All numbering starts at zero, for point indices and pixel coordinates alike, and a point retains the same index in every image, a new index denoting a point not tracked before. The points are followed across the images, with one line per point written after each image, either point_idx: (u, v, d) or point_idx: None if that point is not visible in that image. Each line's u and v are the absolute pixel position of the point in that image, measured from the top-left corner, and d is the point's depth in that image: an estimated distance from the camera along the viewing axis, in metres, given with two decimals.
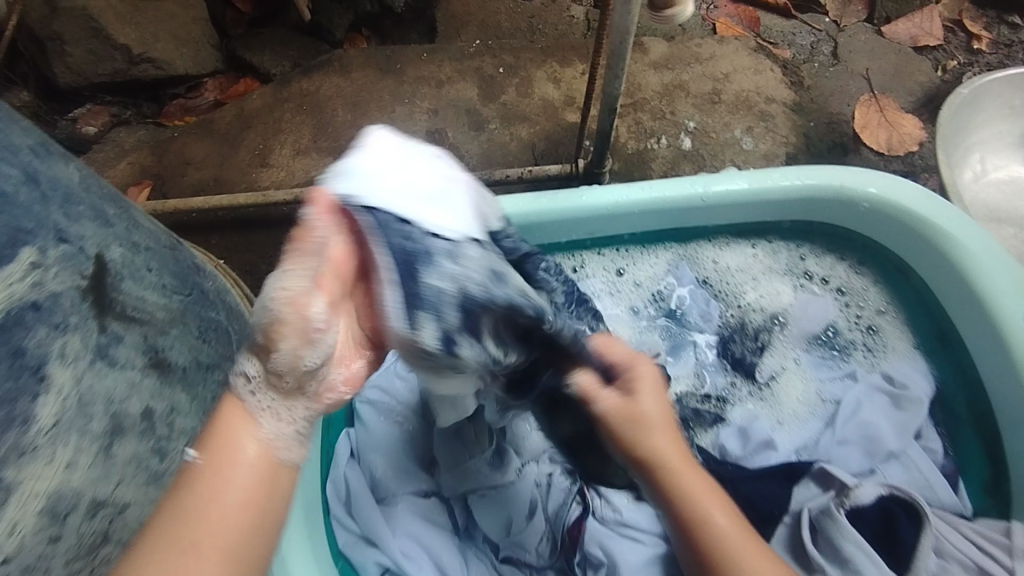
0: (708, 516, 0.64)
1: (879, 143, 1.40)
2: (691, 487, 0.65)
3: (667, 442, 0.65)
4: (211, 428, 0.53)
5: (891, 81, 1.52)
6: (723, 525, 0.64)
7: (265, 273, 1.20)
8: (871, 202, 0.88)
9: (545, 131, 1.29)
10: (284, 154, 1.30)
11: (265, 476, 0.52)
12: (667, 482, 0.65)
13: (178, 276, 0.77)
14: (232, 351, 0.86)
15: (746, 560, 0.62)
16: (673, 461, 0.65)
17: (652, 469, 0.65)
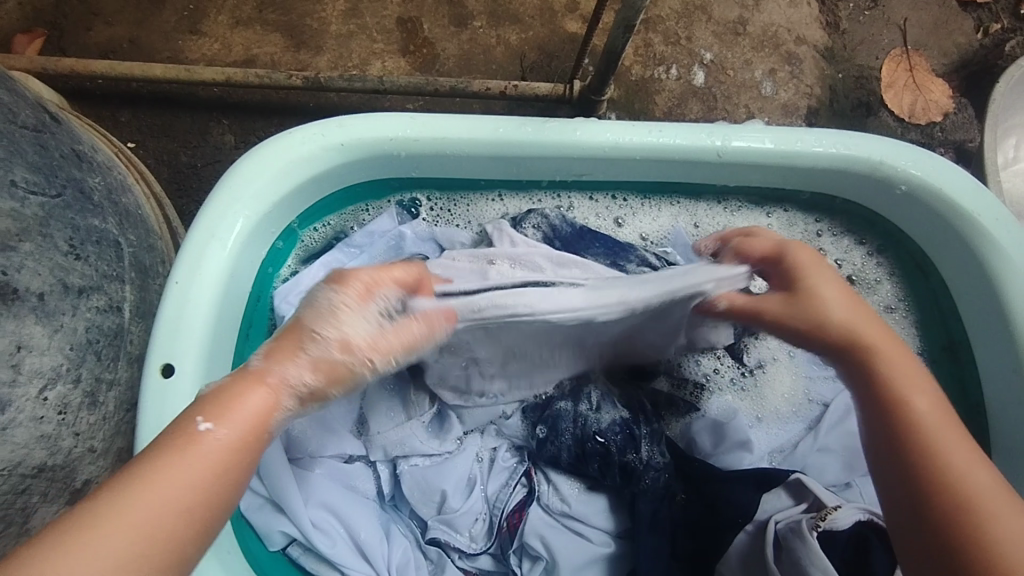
0: (935, 442, 0.51)
1: (902, 105, 1.17)
2: (908, 390, 0.54)
3: (857, 327, 0.57)
4: (218, 400, 0.48)
5: (928, 35, 1.23)
6: (965, 458, 0.51)
7: (185, 167, 1.00)
8: (910, 185, 0.74)
9: (538, 39, 1.08)
10: (219, 23, 1.07)
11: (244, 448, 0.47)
12: (869, 384, 0.56)
13: (39, 169, 0.58)
14: (123, 269, 0.69)
15: (947, 456, 0.51)
16: (869, 330, 0.57)
17: (865, 360, 0.56)
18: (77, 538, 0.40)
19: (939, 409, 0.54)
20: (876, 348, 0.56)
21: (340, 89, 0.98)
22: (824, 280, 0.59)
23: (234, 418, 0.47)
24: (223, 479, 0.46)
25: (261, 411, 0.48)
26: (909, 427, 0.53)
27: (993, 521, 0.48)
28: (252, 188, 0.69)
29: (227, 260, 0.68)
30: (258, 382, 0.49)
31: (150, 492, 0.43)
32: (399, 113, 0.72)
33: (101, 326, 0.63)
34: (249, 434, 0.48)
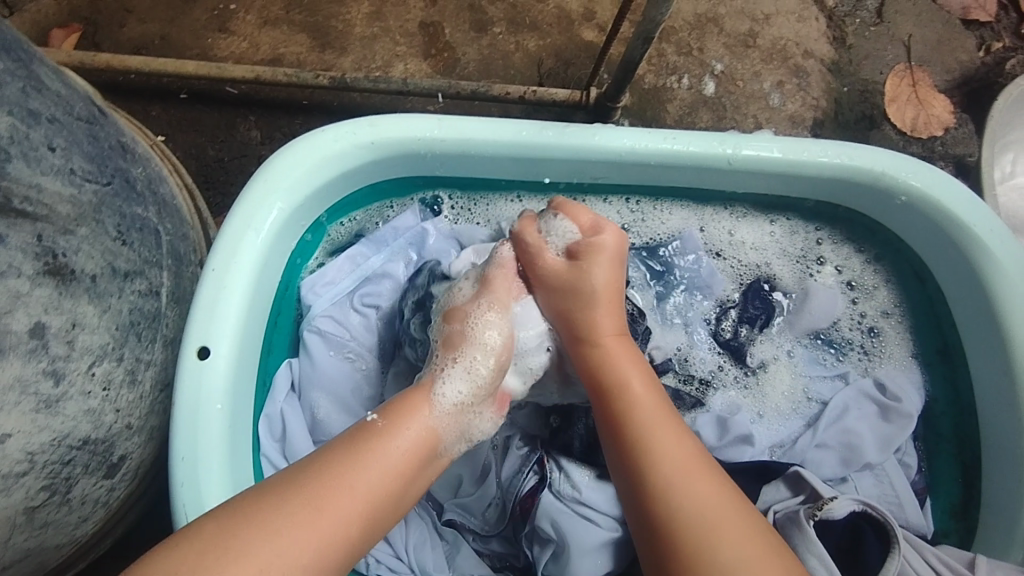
0: (660, 455, 0.60)
1: (904, 119, 1.21)
2: (646, 416, 0.63)
3: (648, 388, 0.65)
4: (394, 415, 0.60)
5: (931, 52, 1.27)
6: (695, 475, 0.59)
7: (212, 160, 1.04)
8: (909, 197, 0.78)
9: (555, 46, 1.12)
10: (248, 22, 1.11)
11: (415, 461, 0.59)
12: (614, 387, 0.65)
13: (92, 159, 0.62)
14: (161, 256, 0.72)
15: (687, 496, 0.58)
16: (636, 379, 0.65)
17: (589, 347, 0.67)
18: (274, 530, 0.51)
19: (679, 437, 0.62)
20: (631, 395, 0.64)
21: (365, 90, 1.02)
22: (606, 284, 0.69)
23: (398, 450, 0.58)
24: (385, 505, 0.56)
25: (422, 441, 0.60)
26: (646, 445, 0.61)
27: (708, 530, 0.56)
28: (286, 182, 0.73)
29: (260, 250, 0.72)
30: (425, 409, 0.61)
31: (330, 509, 0.53)
32: (427, 114, 0.76)
33: (142, 308, 0.67)
34: (408, 463, 0.58)
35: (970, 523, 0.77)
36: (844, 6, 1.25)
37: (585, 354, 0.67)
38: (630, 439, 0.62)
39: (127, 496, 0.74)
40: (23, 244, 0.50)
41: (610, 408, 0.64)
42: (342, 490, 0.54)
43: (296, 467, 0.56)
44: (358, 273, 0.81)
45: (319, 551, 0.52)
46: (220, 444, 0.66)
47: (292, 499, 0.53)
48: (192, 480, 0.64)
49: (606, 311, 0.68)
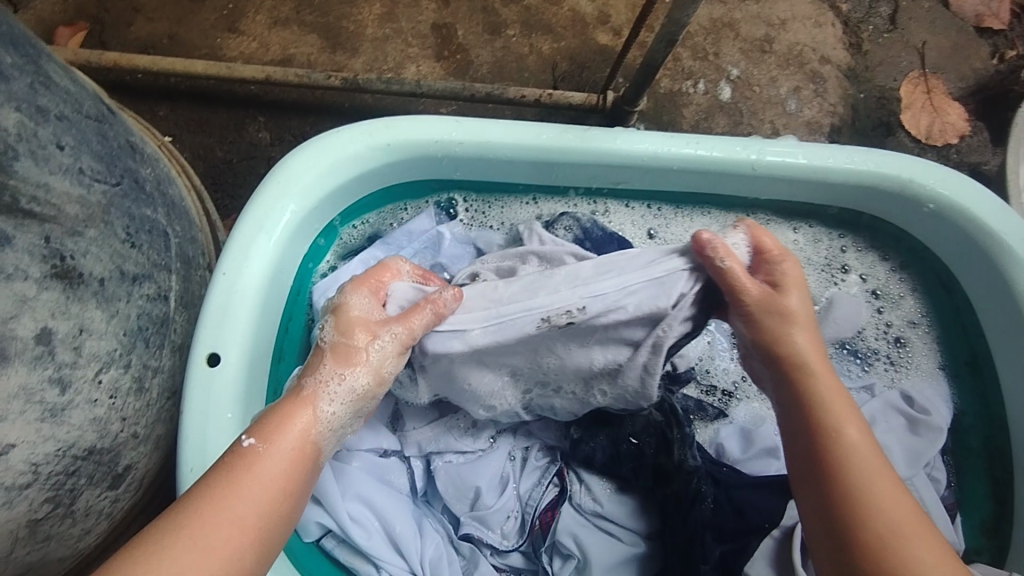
0: (868, 489, 0.53)
1: (920, 126, 1.20)
2: (849, 429, 0.56)
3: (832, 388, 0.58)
4: (275, 420, 0.56)
5: (946, 59, 1.26)
6: (889, 495, 0.53)
7: (221, 162, 1.01)
8: (938, 205, 0.76)
9: (570, 50, 1.10)
10: (257, 23, 1.09)
11: (303, 463, 0.55)
12: (809, 382, 0.58)
13: (101, 158, 0.60)
14: (170, 259, 0.70)
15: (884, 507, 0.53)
16: (809, 351, 0.59)
17: (802, 376, 0.58)
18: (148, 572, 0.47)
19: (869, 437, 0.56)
20: (829, 405, 0.57)
21: (377, 91, 1.00)
22: (802, 305, 0.59)
23: (276, 461, 0.53)
24: (276, 515, 0.53)
25: (303, 446, 0.55)
26: (841, 469, 0.54)
27: (903, 550, 0.51)
28: (300, 184, 0.70)
29: (273, 255, 0.70)
30: (302, 416, 0.56)
31: (208, 535, 0.49)
32: (444, 115, 0.74)
33: (151, 314, 0.65)
34: (291, 475, 0.54)
35: (1002, 540, 0.74)
36: (859, 12, 1.24)
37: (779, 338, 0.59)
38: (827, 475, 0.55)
39: (132, 507, 0.72)
40: (30, 246, 0.48)
41: (787, 373, 0.58)
42: (223, 518, 0.50)
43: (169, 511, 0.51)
44: None
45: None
46: None
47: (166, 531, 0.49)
48: None
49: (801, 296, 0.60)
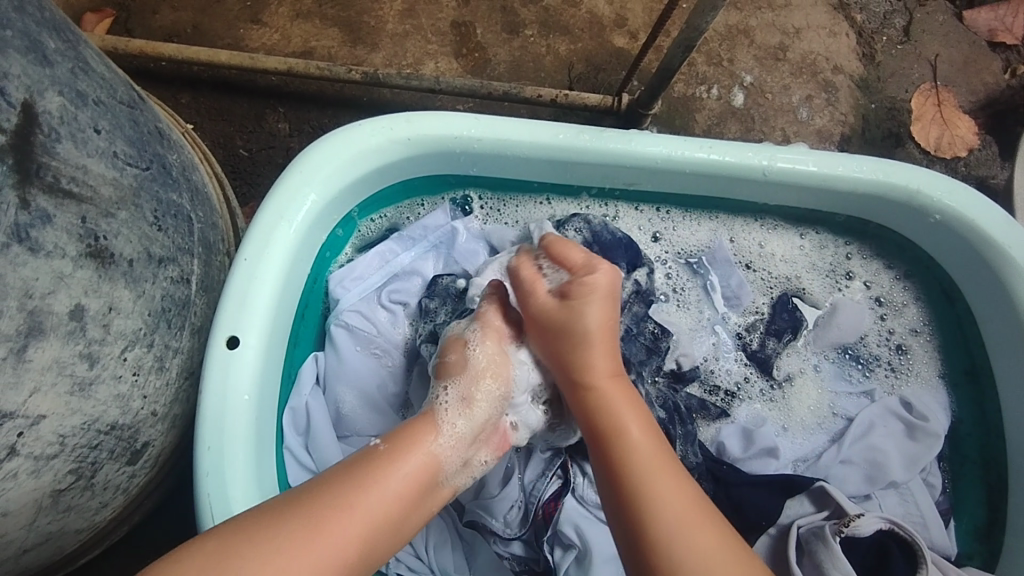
0: (656, 487, 0.56)
1: (929, 138, 1.21)
2: (626, 411, 0.61)
3: (613, 380, 0.63)
4: (404, 436, 0.60)
5: (959, 72, 1.27)
6: (677, 494, 0.55)
7: (240, 150, 1.03)
8: (943, 216, 0.77)
9: (586, 51, 1.12)
10: (280, 14, 1.11)
11: (424, 482, 0.58)
12: (587, 390, 0.62)
13: (133, 143, 0.62)
14: (193, 244, 0.72)
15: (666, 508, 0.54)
16: (601, 370, 0.63)
17: (597, 395, 0.62)
18: (268, 550, 0.50)
19: (659, 447, 0.59)
20: (613, 401, 0.61)
21: (396, 86, 1.02)
22: (606, 304, 0.65)
23: (399, 479, 0.57)
24: (387, 529, 0.55)
25: (425, 468, 0.59)
26: (626, 475, 0.57)
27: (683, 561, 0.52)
28: (321, 174, 0.72)
29: (292, 242, 0.72)
30: (430, 436, 0.60)
31: (327, 528, 0.52)
32: (464, 112, 0.76)
33: (174, 295, 0.67)
34: (409, 491, 0.57)
35: (994, 546, 0.76)
36: (873, 23, 1.25)
37: (575, 353, 0.64)
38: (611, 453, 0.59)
39: (147, 483, 0.74)
40: (68, 225, 0.50)
41: (574, 380, 0.63)
42: (345, 521, 0.53)
43: (293, 492, 0.55)
44: (386, 269, 0.81)
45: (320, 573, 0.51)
46: (244, 435, 0.66)
47: (299, 516, 0.52)
48: (217, 469, 0.64)
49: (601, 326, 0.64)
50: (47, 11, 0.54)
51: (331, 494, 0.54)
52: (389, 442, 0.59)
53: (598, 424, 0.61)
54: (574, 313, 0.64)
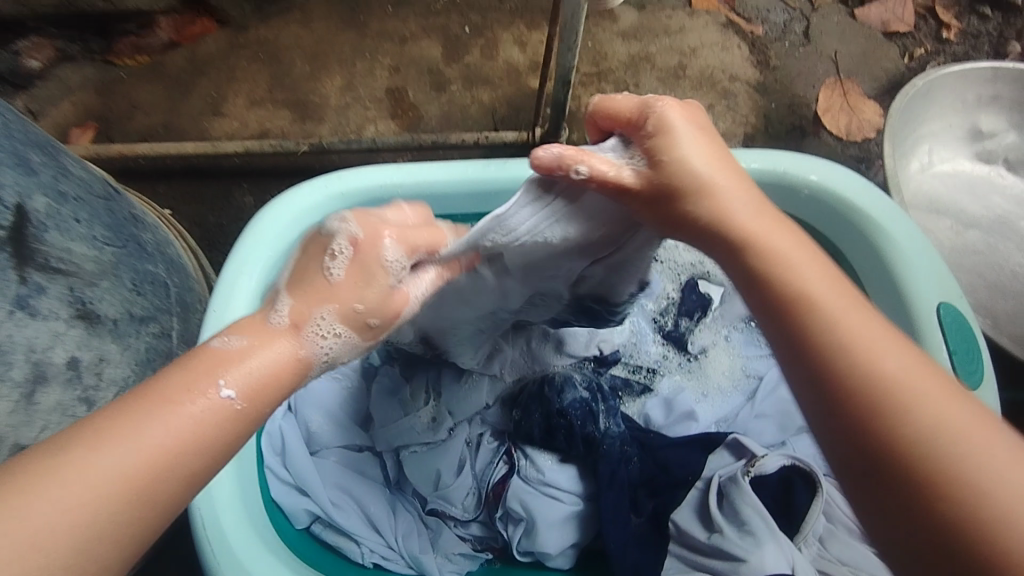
0: (868, 368, 0.48)
1: (840, 126, 1.35)
2: (846, 322, 0.50)
3: (832, 295, 0.52)
4: (231, 357, 0.54)
5: (858, 65, 1.43)
6: (877, 355, 0.48)
7: (213, 225, 1.18)
8: (811, 189, 0.91)
9: (506, 95, 1.27)
10: (238, 104, 1.28)
11: (245, 413, 0.52)
12: (807, 310, 0.51)
13: (110, 227, 0.76)
14: (170, 306, 0.85)
15: (924, 415, 0.45)
16: (819, 286, 0.53)
17: (796, 304, 0.52)
18: (47, 481, 0.43)
19: (916, 359, 0.49)
20: (820, 296, 0.52)
21: (340, 151, 1.17)
22: (704, 156, 0.58)
23: (206, 410, 0.50)
24: (193, 457, 0.49)
25: (255, 383, 0.54)
26: (862, 390, 0.47)
27: (902, 406, 0.45)
28: (275, 232, 0.87)
29: (255, 291, 0.85)
30: (285, 343, 0.57)
31: (111, 452, 0.46)
32: (388, 165, 0.90)
33: (157, 348, 0.80)
34: (227, 418, 0.51)
35: None
36: (774, 32, 1.45)
37: (781, 299, 0.53)
38: (785, 307, 0.53)
39: None
40: (59, 294, 0.63)
41: (756, 269, 0.55)
42: (140, 443, 0.47)
43: (100, 418, 0.48)
44: None
45: (93, 503, 0.44)
46: None
47: (97, 432, 0.47)
48: None
49: (702, 160, 0.58)
50: (32, 133, 0.69)
51: (131, 415, 0.48)
52: (237, 389, 0.53)
53: (751, 272, 0.55)
54: (659, 168, 0.58)
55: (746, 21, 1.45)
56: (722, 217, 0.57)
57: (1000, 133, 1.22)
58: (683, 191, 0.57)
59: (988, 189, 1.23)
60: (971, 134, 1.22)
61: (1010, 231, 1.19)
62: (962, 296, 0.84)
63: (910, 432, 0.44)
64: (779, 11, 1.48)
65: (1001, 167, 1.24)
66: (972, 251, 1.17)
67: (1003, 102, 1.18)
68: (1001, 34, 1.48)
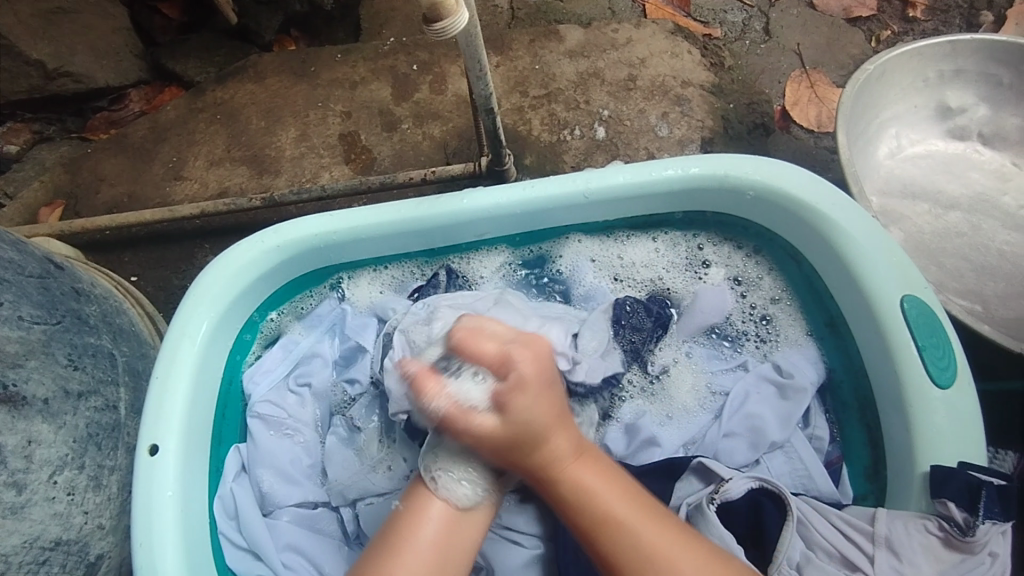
0: (620, 526, 0.65)
1: (809, 118, 1.31)
2: (589, 474, 0.69)
3: (569, 442, 0.70)
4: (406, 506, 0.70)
5: (824, 53, 1.40)
6: (668, 550, 0.64)
7: (178, 287, 1.20)
8: (755, 191, 0.87)
9: (457, 128, 1.29)
10: (197, 166, 1.31)
11: (450, 533, 0.69)
12: (559, 474, 0.69)
13: (42, 305, 0.77)
14: (115, 376, 0.85)
15: (660, 559, 0.63)
16: (568, 454, 0.70)
17: (537, 456, 0.68)
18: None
19: (619, 486, 0.69)
20: (565, 478, 0.69)
21: (294, 202, 1.18)
22: (536, 405, 0.68)
23: (427, 541, 0.67)
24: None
25: (441, 520, 0.69)
26: (611, 538, 0.65)
27: (651, 566, 0.63)
28: (212, 293, 0.86)
29: (197, 355, 0.84)
30: (429, 496, 0.70)
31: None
32: (325, 213, 0.91)
33: (99, 421, 0.79)
34: (438, 550, 0.67)
35: (880, 482, 0.79)
36: (733, 33, 1.42)
37: (529, 459, 0.69)
38: (560, 488, 0.69)
39: None
40: None
41: (535, 474, 0.70)
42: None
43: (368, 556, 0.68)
44: (290, 358, 0.94)
45: None
46: (174, 526, 0.76)
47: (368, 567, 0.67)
48: (149, 561, 0.73)
49: (535, 401, 0.68)
50: None
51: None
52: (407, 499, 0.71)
53: (529, 474, 0.70)
54: (516, 420, 0.67)
55: (703, 24, 1.42)
56: (539, 462, 0.69)
57: (970, 107, 1.17)
58: (514, 450, 0.68)
59: (965, 167, 1.18)
60: (939, 112, 1.17)
61: (993, 207, 1.13)
62: (926, 285, 0.78)
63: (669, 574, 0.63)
64: (736, 10, 1.45)
65: (976, 143, 1.18)
66: (955, 233, 1.10)
67: (968, 75, 1.13)
68: (969, 5, 1.42)
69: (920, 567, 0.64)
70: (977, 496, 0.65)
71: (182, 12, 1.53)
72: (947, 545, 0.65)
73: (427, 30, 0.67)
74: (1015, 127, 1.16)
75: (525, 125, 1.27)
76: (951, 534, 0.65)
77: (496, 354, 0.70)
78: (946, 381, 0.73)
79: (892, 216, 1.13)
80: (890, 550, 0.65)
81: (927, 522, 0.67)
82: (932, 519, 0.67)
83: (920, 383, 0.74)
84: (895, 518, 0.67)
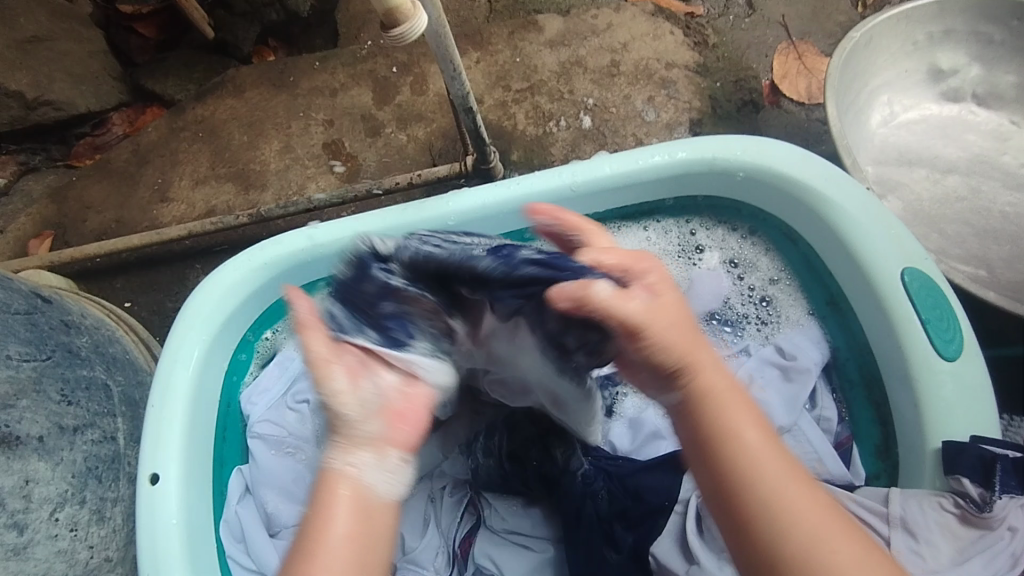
0: (765, 491, 0.52)
1: (800, 91, 1.28)
2: (723, 390, 0.57)
3: (709, 370, 0.57)
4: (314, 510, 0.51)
5: (810, 22, 1.37)
6: (810, 521, 0.51)
7: (173, 310, 1.20)
8: (745, 171, 0.85)
9: (441, 128, 1.27)
10: (183, 187, 1.30)
11: (369, 514, 0.51)
12: (689, 378, 0.57)
13: (31, 341, 0.76)
14: (112, 407, 0.85)
15: (796, 515, 0.51)
16: (710, 374, 0.57)
17: (668, 356, 0.57)
18: None
19: (767, 436, 0.55)
20: (706, 394, 0.56)
21: (281, 215, 1.16)
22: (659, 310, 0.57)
23: (337, 538, 0.50)
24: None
25: (354, 503, 0.51)
26: (737, 475, 0.53)
27: (779, 523, 0.50)
28: (202, 315, 0.85)
29: (192, 379, 0.83)
30: (340, 482, 0.52)
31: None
32: (309, 226, 0.89)
33: (99, 454, 0.79)
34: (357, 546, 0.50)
35: (893, 460, 0.77)
36: (716, 11, 1.36)
37: (651, 354, 0.57)
38: (704, 436, 0.55)
39: None
40: None
41: (669, 366, 0.57)
42: None
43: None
44: (286, 375, 0.93)
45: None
46: (181, 554, 0.75)
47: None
48: None
49: (668, 330, 0.56)
50: None
51: None
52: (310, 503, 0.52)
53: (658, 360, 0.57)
54: (653, 335, 0.56)
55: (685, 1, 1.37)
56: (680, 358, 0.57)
57: (962, 68, 1.14)
58: (659, 343, 0.56)
59: (961, 129, 1.15)
60: (932, 74, 1.14)
61: (992, 168, 1.11)
62: (926, 256, 0.77)
63: (798, 541, 0.50)
64: None
65: (971, 104, 1.15)
66: (956, 198, 1.08)
67: (958, 35, 1.11)
68: None
69: (938, 546, 0.62)
70: (991, 472, 0.64)
71: (158, 30, 1.48)
72: (965, 523, 0.63)
73: (384, 36, 0.65)
74: (1010, 85, 1.13)
75: (509, 120, 1.25)
76: (967, 510, 0.64)
77: (621, 266, 0.59)
78: (952, 353, 0.72)
79: (890, 185, 1.10)
80: (905, 529, 0.63)
81: (941, 500, 0.65)
82: (947, 496, 0.65)
83: (926, 357, 0.72)
84: (908, 497, 0.66)
